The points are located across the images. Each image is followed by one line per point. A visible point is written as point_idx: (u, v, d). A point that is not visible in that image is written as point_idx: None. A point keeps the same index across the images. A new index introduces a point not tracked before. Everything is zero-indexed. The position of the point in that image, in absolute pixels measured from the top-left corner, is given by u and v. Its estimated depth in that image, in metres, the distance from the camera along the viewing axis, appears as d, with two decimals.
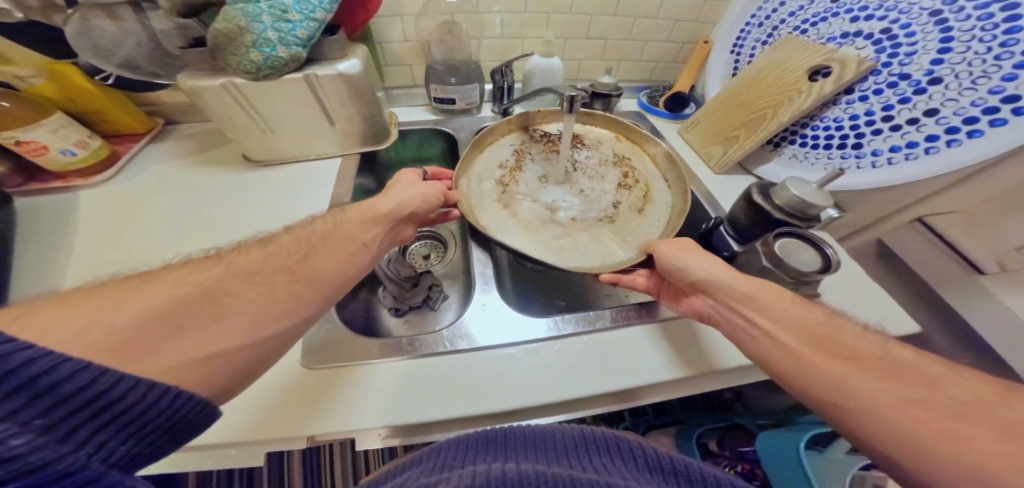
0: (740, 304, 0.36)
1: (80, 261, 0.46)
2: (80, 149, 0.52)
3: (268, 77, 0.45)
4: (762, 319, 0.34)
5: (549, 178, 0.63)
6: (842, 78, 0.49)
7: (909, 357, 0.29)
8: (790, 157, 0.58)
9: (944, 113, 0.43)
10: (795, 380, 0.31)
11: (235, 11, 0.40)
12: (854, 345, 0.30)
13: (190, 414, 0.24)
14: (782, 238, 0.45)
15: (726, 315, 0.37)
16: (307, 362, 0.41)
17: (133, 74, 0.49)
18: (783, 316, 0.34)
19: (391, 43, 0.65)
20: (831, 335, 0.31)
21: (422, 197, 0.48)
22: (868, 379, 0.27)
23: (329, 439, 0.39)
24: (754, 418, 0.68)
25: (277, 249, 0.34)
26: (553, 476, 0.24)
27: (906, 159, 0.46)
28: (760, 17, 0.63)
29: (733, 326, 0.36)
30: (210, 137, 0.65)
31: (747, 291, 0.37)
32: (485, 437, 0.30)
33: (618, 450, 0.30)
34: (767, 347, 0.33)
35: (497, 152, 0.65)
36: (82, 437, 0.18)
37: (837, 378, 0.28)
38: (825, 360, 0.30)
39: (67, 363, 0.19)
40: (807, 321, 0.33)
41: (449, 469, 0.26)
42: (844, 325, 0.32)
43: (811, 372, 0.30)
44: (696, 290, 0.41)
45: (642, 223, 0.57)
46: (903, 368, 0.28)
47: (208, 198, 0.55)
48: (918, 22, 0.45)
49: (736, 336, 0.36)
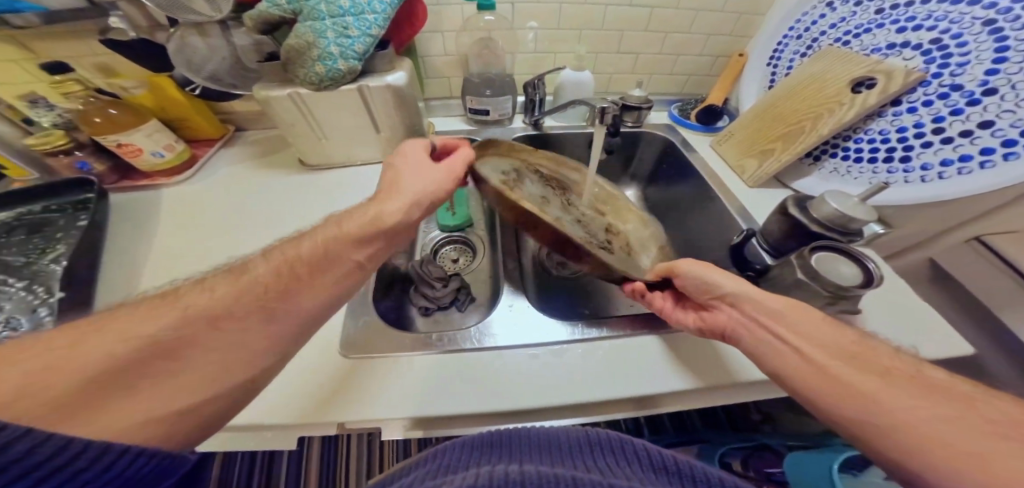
0: (764, 318, 0.36)
1: (157, 249, 0.53)
2: (167, 152, 0.60)
3: (328, 88, 0.50)
4: (789, 335, 0.34)
5: (551, 199, 0.56)
6: (887, 89, 0.48)
7: (945, 379, 0.28)
8: (831, 171, 0.56)
9: (1000, 125, 0.42)
10: (822, 399, 0.31)
11: (305, 28, 0.45)
12: (885, 362, 0.30)
13: (156, 462, 0.24)
14: (818, 251, 0.44)
15: (750, 328, 0.36)
16: (345, 351, 0.44)
17: (216, 85, 0.56)
18: (813, 334, 0.33)
19: (432, 57, 0.70)
20: (862, 353, 0.31)
21: (432, 185, 0.45)
22: (899, 398, 0.27)
23: (357, 427, 0.41)
24: (783, 441, 0.66)
25: (282, 271, 0.35)
26: (554, 477, 0.25)
27: (959, 173, 0.45)
28: (799, 29, 0.63)
29: (757, 341, 0.35)
30: (269, 144, 0.72)
31: (771, 305, 0.36)
32: (489, 438, 0.32)
33: (621, 451, 0.31)
34: (794, 362, 0.33)
35: (495, 164, 0.53)
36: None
37: (867, 394, 0.28)
38: (859, 376, 0.29)
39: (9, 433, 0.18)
40: (837, 339, 0.32)
41: (452, 472, 0.27)
42: (867, 342, 0.32)
43: (845, 388, 0.29)
44: (719, 304, 0.39)
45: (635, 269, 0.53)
46: (929, 385, 0.28)
47: (265, 197, 0.61)
48: (970, 31, 0.44)
49: (759, 350, 0.35)
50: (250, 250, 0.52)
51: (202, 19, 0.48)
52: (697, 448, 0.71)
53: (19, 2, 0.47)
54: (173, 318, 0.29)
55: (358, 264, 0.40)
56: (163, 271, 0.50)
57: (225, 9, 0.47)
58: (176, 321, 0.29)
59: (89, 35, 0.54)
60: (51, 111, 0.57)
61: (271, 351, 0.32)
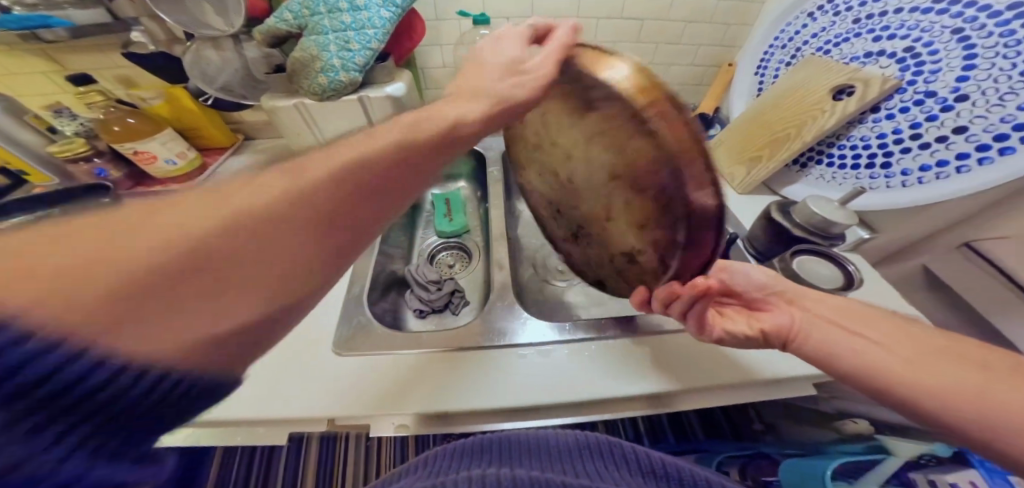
0: (836, 317, 0.36)
1: None
2: (179, 159, 0.63)
3: (330, 98, 0.53)
4: (871, 333, 0.33)
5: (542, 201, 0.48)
6: (866, 96, 0.49)
7: (974, 379, 0.28)
8: (817, 178, 0.57)
9: (973, 130, 0.43)
10: (918, 395, 0.29)
11: (310, 42, 0.49)
12: (975, 356, 0.29)
13: (190, 394, 0.18)
14: (801, 255, 0.48)
15: (819, 326, 0.35)
16: (337, 349, 0.46)
17: (227, 96, 0.59)
18: (894, 332, 0.33)
19: (432, 68, 0.73)
20: (951, 348, 0.31)
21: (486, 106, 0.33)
22: (1002, 389, 0.27)
23: (347, 424, 0.42)
24: (781, 448, 0.65)
25: None
26: (544, 479, 0.26)
27: (937, 178, 0.46)
28: (783, 39, 0.65)
29: (831, 339, 0.34)
30: (276, 151, 0.75)
31: (838, 304, 0.37)
32: (476, 445, 0.32)
33: (614, 456, 0.32)
34: (876, 356, 0.31)
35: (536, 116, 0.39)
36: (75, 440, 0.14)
37: (968, 385, 0.28)
38: (955, 369, 0.29)
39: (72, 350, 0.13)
40: (920, 337, 0.32)
41: (444, 475, 0.27)
42: (947, 339, 0.32)
43: (934, 380, 0.29)
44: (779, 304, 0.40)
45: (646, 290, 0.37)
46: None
47: None
48: (940, 40, 0.45)
49: (834, 349, 0.34)
50: None
51: (217, 33, 0.52)
52: (696, 456, 0.69)
53: (51, 18, 0.50)
54: (214, 217, 0.20)
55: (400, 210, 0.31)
56: None
57: (237, 23, 0.52)
58: (231, 212, 0.21)
59: (113, 49, 0.58)
60: (73, 120, 0.61)
61: (311, 283, 0.25)
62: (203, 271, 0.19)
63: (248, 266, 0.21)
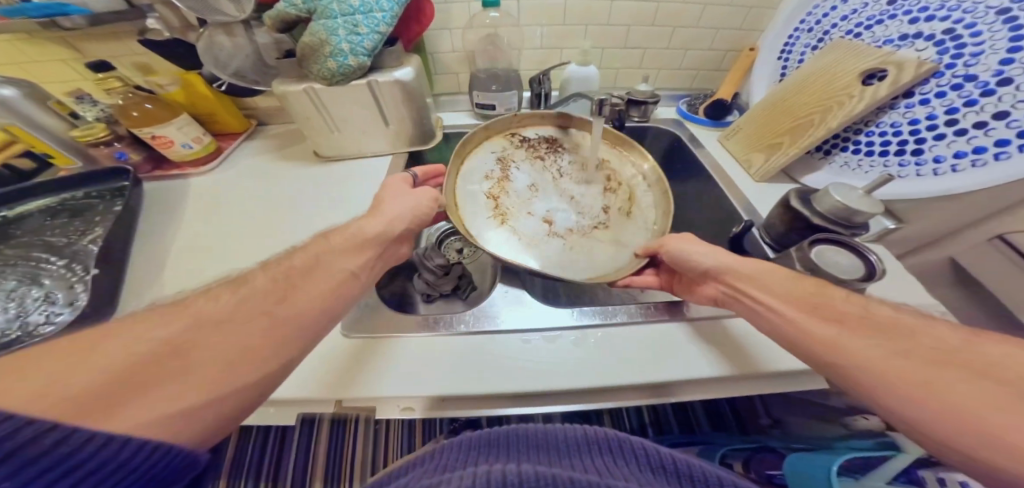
0: (753, 290, 0.39)
1: (183, 235, 0.57)
2: (195, 144, 0.65)
3: (339, 83, 0.53)
4: (763, 296, 0.37)
5: (540, 185, 0.61)
6: (897, 81, 0.47)
7: (876, 349, 0.29)
8: (842, 166, 0.55)
9: (1016, 116, 0.40)
10: (809, 354, 0.33)
11: (319, 26, 0.48)
12: (840, 309, 0.33)
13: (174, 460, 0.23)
14: (820, 244, 0.44)
15: (732, 296, 0.41)
16: (346, 330, 0.47)
17: (240, 82, 0.60)
18: (779, 291, 0.37)
19: (441, 54, 0.72)
20: (823, 303, 0.34)
21: (414, 210, 0.49)
22: (855, 338, 0.31)
23: (355, 406, 0.44)
24: (787, 443, 0.64)
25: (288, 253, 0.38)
26: (551, 477, 0.26)
27: (974, 166, 0.43)
28: (810, 22, 0.62)
29: (742, 307, 0.39)
30: (288, 137, 0.76)
31: (747, 271, 0.40)
32: (486, 438, 0.33)
33: (620, 451, 0.32)
34: (772, 321, 0.36)
35: (479, 162, 0.60)
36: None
37: (829, 339, 0.32)
38: (818, 326, 0.33)
39: (30, 425, 0.18)
40: (800, 294, 0.36)
41: (450, 470, 0.28)
42: (826, 290, 0.36)
43: (811, 336, 0.33)
44: (708, 279, 0.44)
45: (634, 228, 0.57)
46: (879, 324, 0.31)
47: (282, 188, 0.64)
48: (984, 21, 0.43)
49: (749, 315, 0.38)
50: (265, 239, 0.56)
51: (228, 19, 0.52)
52: (700, 448, 0.69)
53: (67, 6, 0.50)
54: (179, 326, 0.28)
55: (353, 272, 0.40)
56: (190, 257, 0.54)
57: (249, 8, 0.51)
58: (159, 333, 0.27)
59: (130, 36, 0.59)
60: (94, 106, 0.61)
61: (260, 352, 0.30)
62: (167, 363, 0.26)
63: (211, 350, 0.28)
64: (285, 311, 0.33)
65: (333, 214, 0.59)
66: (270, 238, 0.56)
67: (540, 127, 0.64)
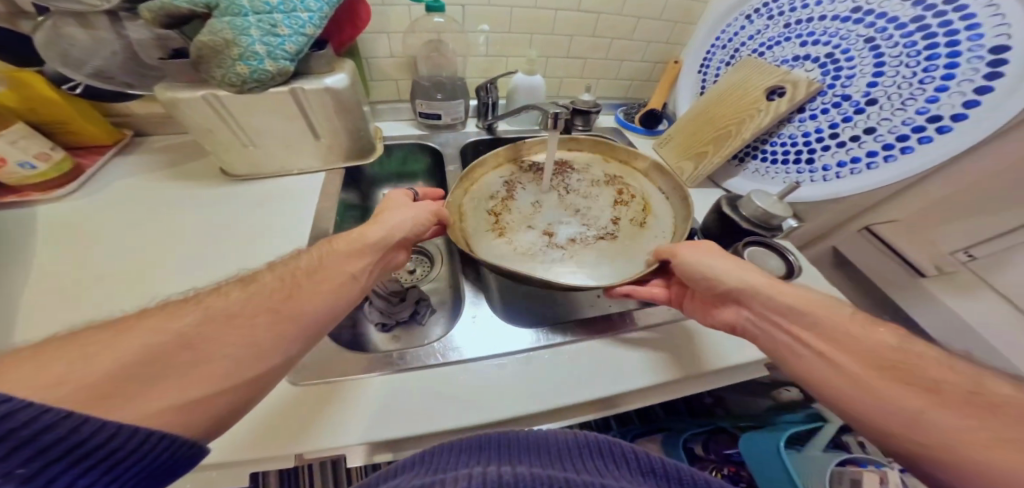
0: (792, 321, 0.36)
1: (37, 279, 0.43)
2: (40, 163, 0.49)
3: (252, 91, 0.45)
4: (812, 338, 0.34)
5: (544, 202, 0.63)
6: (795, 98, 0.55)
7: (912, 398, 0.28)
8: (754, 172, 0.63)
9: (881, 131, 0.50)
10: (871, 418, 0.29)
11: (222, 24, 0.39)
12: (935, 375, 0.28)
13: (173, 455, 0.24)
14: (751, 246, 0.51)
15: (766, 328, 0.38)
16: (293, 378, 0.40)
17: (104, 85, 0.47)
18: (840, 337, 0.33)
19: (377, 58, 0.66)
20: (904, 362, 0.30)
21: (415, 220, 0.46)
22: (969, 427, 0.25)
23: (314, 457, 0.37)
24: (735, 421, 0.72)
25: (258, 291, 0.32)
26: (547, 477, 0.24)
27: (851, 173, 0.53)
28: (724, 39, 0.70)
29: (774, 341, 0.37)
30: (184, 150, 0.63)
31: (791, 304, 0.37)
32: (478, 442, 0.29)
33: (609, 454, 0.29)
34: (831, 375, 0.32)
35: (486, 185, 0.64)
36: (64, 480, 0.20)
37: (909, 411, 0.27)
38: (897, 390, 0.28)
39: (48, 413, 0.19)
40: (872, 342, 0.32)
41: (444, 471, 0.24)
42: (906, 348, 0.31)
43: (881, 406, 0.28)
44: (727, 302, 0.42)
45: (648, 237, 0.57)
46: (987, 402, 0.26)
47: (184, 214, 0.53)
48: (855, 47, 0.52)
49: (785, 353, 0.36)
50: (164, 278, 0.45)
51: (86, 8, 0.41)
52: (661, 435, 0.75)
53: None
54: (195, 317, 0.28)
55: (354, 275, 0.38)
56: (53, 307, 0.40)
57: None
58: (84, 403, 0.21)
59: None
60: None
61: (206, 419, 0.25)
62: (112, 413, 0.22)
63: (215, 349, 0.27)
64: (292, 308, 0.32)
65: (257, 244, 0.50)
66: (171, 277, 0.45)
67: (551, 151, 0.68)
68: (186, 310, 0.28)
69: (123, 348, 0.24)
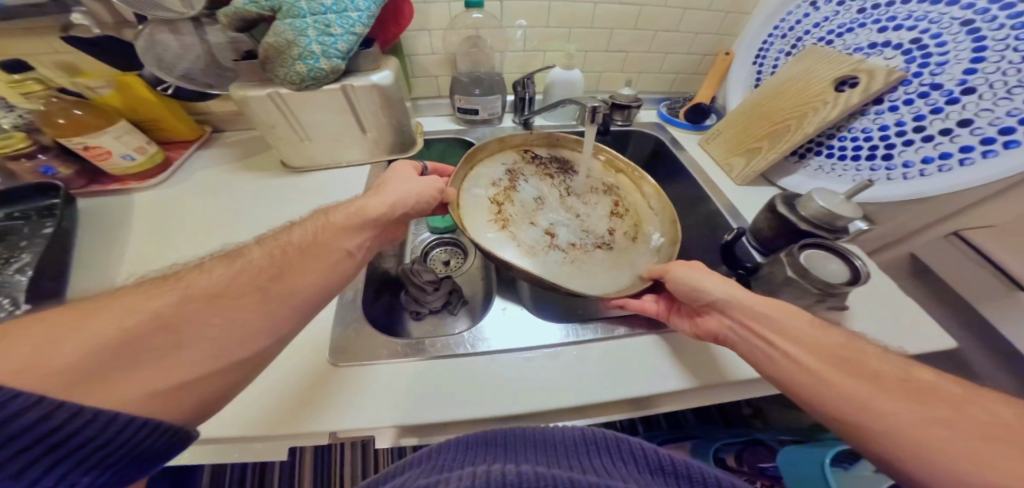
0: (759, 324, 0.36)
1: (130, 256, 0.50)
2: (138, 155, 0.57)
3: (309, 88, 0.48)
4: (781, 340, 0.34)
5: (546, 199, 0.62)
6: (869, 89, 0.49)
7: (867, 393, 0.29)
8: (816, 169, 0.58)
9: (979, 124, 0.43)
10: (827, 408, 0.30)
11: (285, 26, 0.43)
12: (875, 367, 0.30)
13: (162, 439, 0.26)
14: (808, 249, 0.45)
15: (741, 335, 0.37)
16: (334, 359, 0.42)
17: (190, 85, 0.54)
18: (801, 337, 0.34)
19: (419, 56, 0.68)
20: (850, 356, 0.31)
21: (415, 194, 0.47)
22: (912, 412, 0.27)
23: (349, 436, 0.40)
24: (774, 434, 0.67)
25: (245, 266, 0.34)
26: (551, 477, 0.23)
27: (940, 171, 0.46)
28: (784, 28, 0.64)
29: (750, 345, 0.36)
30: (250, 144, 0.69)
31: (758, 309, 0.36)
32: (487, 438, 0.29)
33: (617, 452, 0.28)
34: (800, 372, 0.32)
35: (487, 171, 0.61)
36: (37, 473, 0.21)
37: (860, 399, 0.29)
38: (850, 382, 0.30)
39: (25, 398, 0.20)
40: (824, 340, 0.33)
41: (448, 470, 0.25)
42: (855, 343, 0.33)
43: (842, 400, 0.29)
44: (711, 310, 0.40)
45: (639, 253, 0.56)
46: (916, 388, 0.28)
47: (244, 202, 0.58)
48: (949, 32, 0.45)
49: (755, 357, 0.35)
50: None
51: (174, 16, 0.46)
52: (692, 444, 0.72)
53: None
54: (173, 297, 0.30)
55: (349, 253, 0.40)
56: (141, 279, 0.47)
57: (198, 5, 0.46)
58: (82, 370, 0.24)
59: (51, 32, 0.51)
60: (11, 112, 0.50)
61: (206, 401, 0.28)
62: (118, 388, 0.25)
63: (197, 335, 0.29)
64: (279, 289, 0.34)
65: None
66: None
67: (554, 148, 0.66)
68: (163, 290, 0.30)
69: (132, 317, 0.27)
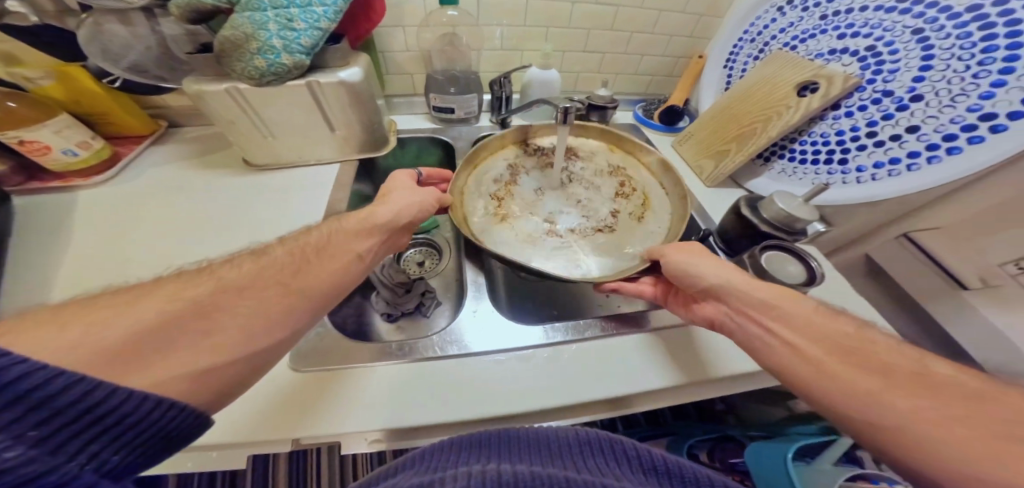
0: (756, 312, 0.36)
1: (74, 258, 0.47)
2: (82, 150, 0.53)
3: (270, 84, 0.46)
4: (781, 328, 0.34)
5: (546, 190, 0.62)
6: (828, 94, 0.51)
7: (875, 385, 0.28)
8: (780, 172, 0.60)
9: (925, 130, 0.46)
10: (821, 396, 0.30)
11: (242, 19, 0.41)
12: (886, 359, 0.29)
13: (184, 423, 0.25)
14: (768, 251, 0.47)
15: (739, 322, 0.37)
16: (297, 364, 0.41)
17: (138, 77, 0.51)
18: (805, 326, 0.33)
19: (393, 52, 0.66)
20: (859, 347, 0.31)
21: (417, 206, 0.46)
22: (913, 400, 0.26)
23: (315, 442, 0.39)
24: (744, 430, 0.70)
25: (270, 263, 0.33)
26: (547, 477, 0.23)
27: (889, 175, 0.49)
28: (752, 33, 0.66)
29: (748, 333, 0.36)
30: (211, 141, 0.66)
31: (760, 297, 0.37)
32: (479, 439, 0.29)
33: (614, 453, 0.28)
34: (795, 359, 0.32)
35: (491, 168, 0.63)
36: (73, 447, 0.20)
37: (865, 390, 0.28)
38: (854, 373, 0.29)
39: (62, 376, 0.20)
40: (830, 330, 0.33)
41: (440, 470, 0.24)
42: (864, 334, 0.32)
43: (845, 390, 0.29)
44: (708, 296, 0.41)
45: (641, 233, 0.56)
46: (927, 380, 0.27)
47: (204, 201, 0.55)
48: (901, 39, 0.48)
49: (753, 345, 0.35)
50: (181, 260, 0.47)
51: (122, 6, 0.43)
52: (668, 440, 0.74)
53: None
54: (208, 288, 0.29)
55: (360, 256, 0.38)
56: (86, 282, 0.44)
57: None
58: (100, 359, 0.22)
59: None
60: None
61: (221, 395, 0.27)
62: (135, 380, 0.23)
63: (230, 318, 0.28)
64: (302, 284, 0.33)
65: (269, 231, 0.52)
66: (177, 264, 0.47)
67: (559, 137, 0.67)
68: (200, 281, 0.29)
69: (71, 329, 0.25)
